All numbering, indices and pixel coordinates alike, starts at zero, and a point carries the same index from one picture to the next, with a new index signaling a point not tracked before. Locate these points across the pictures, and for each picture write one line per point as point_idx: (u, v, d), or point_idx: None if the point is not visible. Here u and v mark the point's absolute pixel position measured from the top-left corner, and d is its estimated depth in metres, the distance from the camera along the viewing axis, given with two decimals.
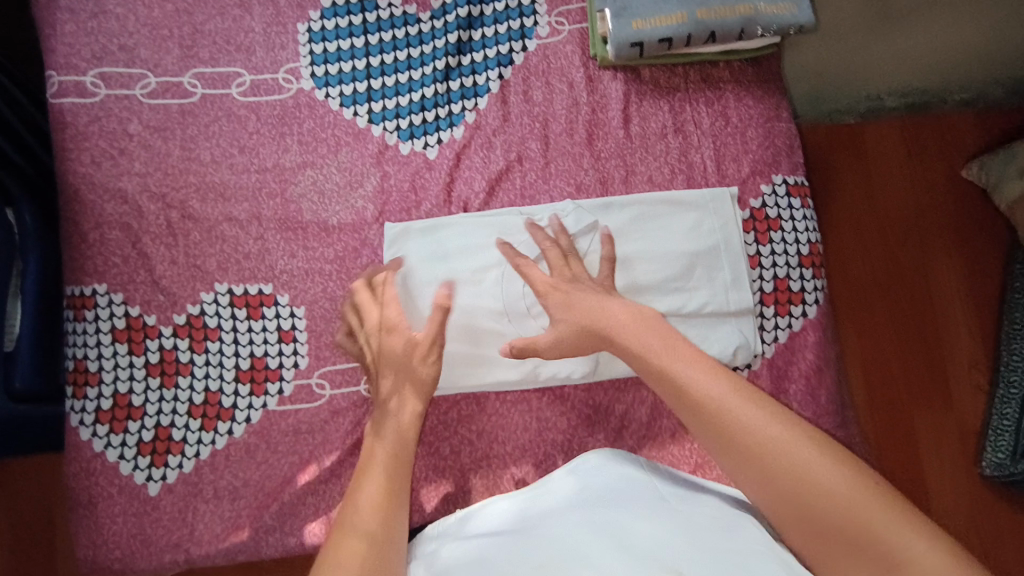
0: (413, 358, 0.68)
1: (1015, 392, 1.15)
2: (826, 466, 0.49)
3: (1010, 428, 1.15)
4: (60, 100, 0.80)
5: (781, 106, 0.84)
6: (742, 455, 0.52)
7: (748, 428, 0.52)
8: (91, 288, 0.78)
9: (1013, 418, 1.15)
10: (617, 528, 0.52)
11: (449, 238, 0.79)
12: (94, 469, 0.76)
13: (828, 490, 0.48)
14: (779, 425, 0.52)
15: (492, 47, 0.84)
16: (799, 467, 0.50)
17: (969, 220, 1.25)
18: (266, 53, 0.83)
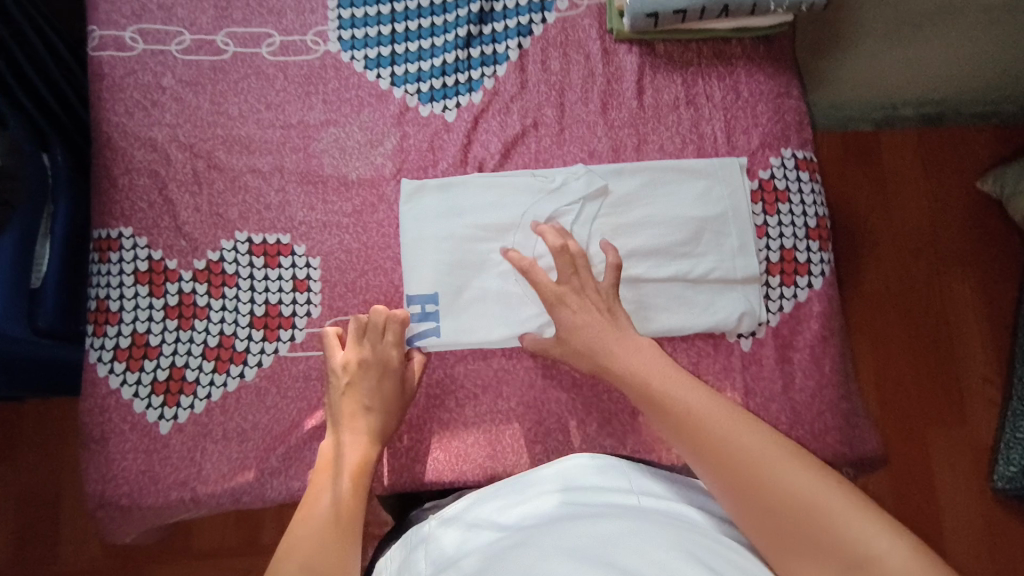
0: (391, 399, 0.73)
1: None
2: (791, 465, 0.52)
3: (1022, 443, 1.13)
4: (100, 54, 0.85)
5: (792, 84, 0.86)
6: (712, 459, 0.55)
7: (719, 434, 0.56)
8: (117, 231, 0.81)
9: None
10: (602, 540, 0.48)
11: (465, 195, 0.81)
12: (108, 406, 0.78)
13: (792, 486, 0.51)
14: (752, 431, 0.56)
15: (513, 19, 0.87)
16: (767, 466, 0.53)
17: (980, 229, 1.25)
18: (296, 16, 0.87)
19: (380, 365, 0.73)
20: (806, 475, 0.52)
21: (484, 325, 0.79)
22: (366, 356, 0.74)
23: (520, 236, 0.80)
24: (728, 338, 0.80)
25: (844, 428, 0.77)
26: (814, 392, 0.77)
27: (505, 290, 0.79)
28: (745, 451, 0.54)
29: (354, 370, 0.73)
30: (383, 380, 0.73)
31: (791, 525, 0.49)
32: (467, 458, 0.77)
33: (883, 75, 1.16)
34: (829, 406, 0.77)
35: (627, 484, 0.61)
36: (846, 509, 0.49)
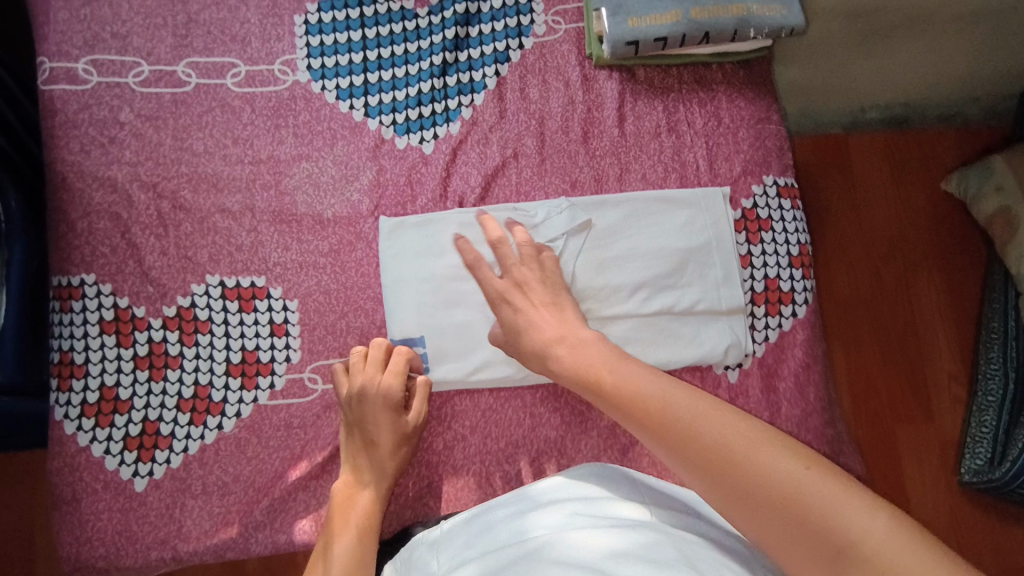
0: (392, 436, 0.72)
1: (992, 400, 1.18)
2: (733, 431, 0.53)
3: (988, 436, 1.17)
4: (51, 88, 0.80)
5: (771, 108, 0.85)
6: (668, 439, 0.55)
7: (672, 413, 0.56)
8: (79, 278, 0.77)
9: (990, 425, 1.17)
10: (611, 551, 0.49)
11: (448, 232, 0.79)
12: (78, 464, 0.74)
13: (741, 455, 0.50)
14: (702, 407, 0.56)
15: (489, 44, 0.84)
16: (720, 439, 0.52)
17: (947, 232, 1.29)
18: (262, 44, 0.82)
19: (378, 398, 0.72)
20: (751, 442, 0.51)
21: (472, 364, 0.77)
22: (360, 392, 0.73)
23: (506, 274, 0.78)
24: (714, 370, 0.80)
25: (829, 454, 0.77)
26: (799, 421, 0.78)
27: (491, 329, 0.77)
28: (698, 428, 0.54)
29: (353, 405, 0.73)
30: (381, 417, 0.72)
31: (747, 495, 0.49)
32: (457, 502, 0.76)
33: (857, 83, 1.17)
34: (815, 433, 0.77)
35: (637, 495, 0.61)
36: (793, 468, 0.48)
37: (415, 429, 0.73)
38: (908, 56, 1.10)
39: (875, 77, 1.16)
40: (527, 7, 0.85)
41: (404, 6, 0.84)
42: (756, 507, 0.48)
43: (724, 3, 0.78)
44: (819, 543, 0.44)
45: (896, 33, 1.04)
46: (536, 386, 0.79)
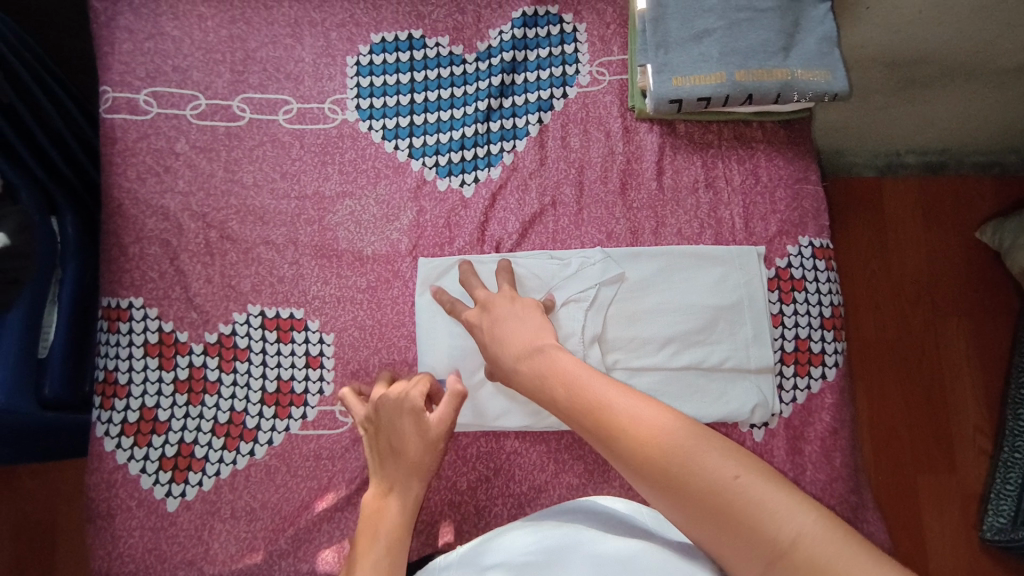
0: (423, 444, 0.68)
1: (1019, 458, 1.15)
2: (687, 436, 0.55)
3: (1012, 494, 1.15)
4: (112, 116, 0.84)
5: (810, 168, 0.86)
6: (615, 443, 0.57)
7: (619, 417, 0.58)
8: (127, 301, 0.80)
9: (1016, 483, 1.15)
10: (616, 557, 0.56)
11: (485, 277, 0.81)
12: (115, 481, 0.77)
13: (691, 461, 0.53)
14: (648, 412, 0.58)
15: (534, 92, 0.86)
16: (665, 444, 0.55)
17: (980, 283, 1.28)
18: (314, 83, 0.85)
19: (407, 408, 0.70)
20: (702, 448, 0.53)
21: (498, 409, 0.78)
22: (382, 410, 0.71)
23: None
24: (739, 428, 0.80)
25: (853, 521, 0.77)
26: (823, 486, 0.77)
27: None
28: (645, 432, 0.56)
29: (375, 424, 0.71)
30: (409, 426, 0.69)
31: (697, 502, 0.51)
32: None
33: (890, 129, 1.20)
34: (839, 499, 0.77)
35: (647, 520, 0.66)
36: (731, 473, 0.51)
37: (442, 436, 0.68)
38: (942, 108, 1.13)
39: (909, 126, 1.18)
40: (573, 57, 0.87)
41: (453, 52, 0.87)
42: (705, 513, 0.51)
43: (769, 67, 0.79)
44: (757, 546, 0.48)
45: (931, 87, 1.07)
46: (561, 433, 0.80)
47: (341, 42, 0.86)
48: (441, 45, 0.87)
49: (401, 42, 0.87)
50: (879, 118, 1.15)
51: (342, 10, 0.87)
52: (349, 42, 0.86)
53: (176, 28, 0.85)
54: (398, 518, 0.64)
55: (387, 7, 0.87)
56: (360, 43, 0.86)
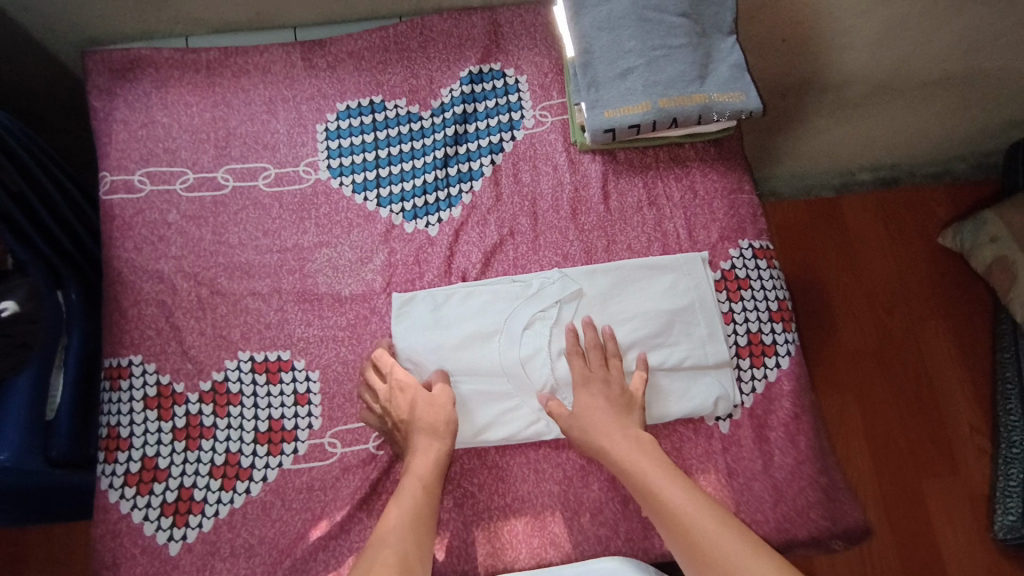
0: (443, 422, 0.79)
1: (1017, 452, 1.18)
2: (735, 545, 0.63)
3: (1017, 490, 1.16)
4: (110, 197, 0.93)
5: (742, 179, 0.95)
6: (684, 542, 0.66)
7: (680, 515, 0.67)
8: (127, 359, 0.87)
9: (1018, 479, 1.16)
10: None
11: (452, 304, 0.87)
12: (119, 530, 0.81)
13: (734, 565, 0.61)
14: (716, 524, 0.65)
15: (485, 138, 0.96)
16: (726, 556, 0.62)
17: (953, 287, 1.36)
18: (289, 150, 0.96)
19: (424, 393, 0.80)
20: (748, 558, 0.61)
21: (478, 425, 0.82)
22: (393, 386, 0.81)
23: (508, 340, 0.84)
24: (706, 422, 0.84)
25: (825, 502, 0.80)
26: (792, 469, 0.81)
27: (496, 393, 0.83)
28: (712, 542, 0.64)
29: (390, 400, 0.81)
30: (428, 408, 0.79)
31: None
32: (468, 559, 0.79)
33: (815, 130, 1.26)
34: (808, 481, 0.80)
35: None
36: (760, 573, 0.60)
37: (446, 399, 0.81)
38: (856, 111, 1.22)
39: (830, 125, 1.25)
40: (517, 105, 0.98)
41: (410, 111, 0.97)
42: None
43: (688, 93, 0.89)
44: None
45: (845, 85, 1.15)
46: (538, 444, 0.84)
47: (312, 113, 0.97)
48: (400, 106, 0.98)
49: (364, 107, 0.98)
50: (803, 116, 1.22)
51: (310, 86, 0.99)
52: (318, 112, 0.97)
53: (165, 116, 0.97)
54: (425, 470, 0.75)
55: (350, 79, 0.99)
56: (328, 112, 0.97)
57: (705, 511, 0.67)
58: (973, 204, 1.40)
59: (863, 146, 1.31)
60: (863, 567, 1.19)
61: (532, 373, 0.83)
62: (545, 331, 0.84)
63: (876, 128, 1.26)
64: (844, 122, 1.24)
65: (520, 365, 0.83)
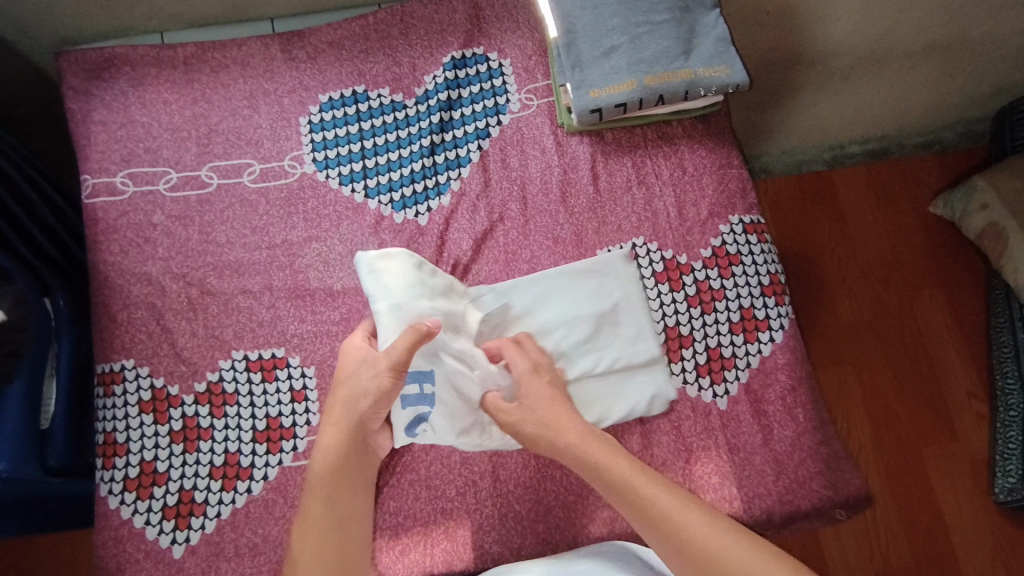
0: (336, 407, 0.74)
1: (1014, 415, 1.19)
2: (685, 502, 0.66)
3: (1016, 453, 1.17)
4: (93, 200, 0.92)
5: (731, 155, 0.94)
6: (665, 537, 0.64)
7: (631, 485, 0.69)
8: (120, 363, 0.86)
9: (1017, 442, 1.17)
10: None
11: (425, 278, 0.80)
12: (121, 536, 0.80)
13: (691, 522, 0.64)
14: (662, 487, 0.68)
15: (471, 124, 0.95)
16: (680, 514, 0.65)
17: (946, 255, 1.36)
18: (273, 144, 0.94)
19: (342, 380, 0.76)
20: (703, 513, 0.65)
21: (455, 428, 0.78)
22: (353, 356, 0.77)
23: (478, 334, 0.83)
24: (703, 399, 0.84)
25: (826, 472, 0.80)
26: (791, 442, 0.82)
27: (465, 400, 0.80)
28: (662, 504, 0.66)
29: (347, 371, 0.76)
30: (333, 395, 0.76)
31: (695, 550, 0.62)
32: (474, 546, 0.79)
33: (803, 103, 1.25)
34: (808, 452, 0.81)
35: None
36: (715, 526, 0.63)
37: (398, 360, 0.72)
38: (844, 82, 1.21)
39: (819, 97, 1.24)
40: (502, 89, 0.96)
41: (394, 100, 0.96)
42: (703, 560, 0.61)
43: (673, 69, 0.88)
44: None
45: (832, 56, 1.14)
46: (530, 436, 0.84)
47: (294, 106, 0.96)
48: (383, 96, 0.96)
49: (346, 98, 0.96)
50: (791, 90, 1.21)
51: (291, 78, 0.97)
52: (300, 105, 0.96)
53: (144, 116, 0.95)
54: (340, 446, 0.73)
55: (331, 70, 0.97)
56: (310, 104, 0.96)
57: (681, 502, 0.66)
58: (963, 171, 1.40)
59: (852, 116, 1.30)
60: (867, 536, 1.20)
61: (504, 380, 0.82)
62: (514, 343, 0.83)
63: (864, 98, 1.25)
64: (832, 93, 1.23)
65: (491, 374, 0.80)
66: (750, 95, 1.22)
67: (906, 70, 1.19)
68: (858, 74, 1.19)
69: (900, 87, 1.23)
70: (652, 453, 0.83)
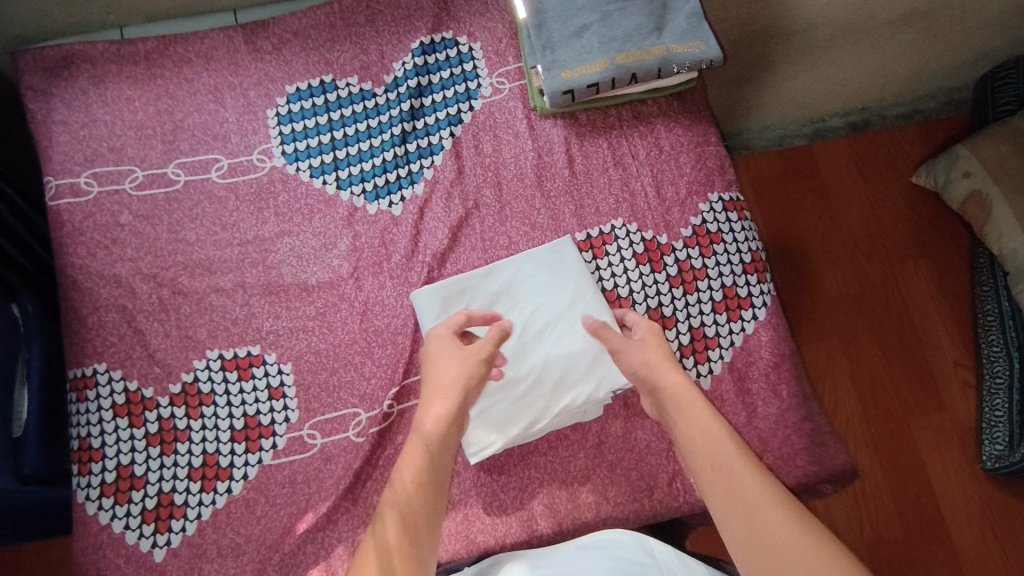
0: (459, 372, 0.73)
1: (1001, 382, 1.19)
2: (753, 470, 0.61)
3: (1003, 420, 1.18)
4: (57, 203, 0.90)
5: (708, 132, 0.93)
6: (731, 511, 0.59)
7: (710, 436, 0.65)
8: (91, 368, 0.84)
9: (1004, 408, 1.18)
10: None
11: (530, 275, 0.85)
12: (101, 542, 0.79)
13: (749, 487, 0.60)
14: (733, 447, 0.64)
15: (443, 110, 0.93)
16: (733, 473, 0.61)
17: (930, 225, 1.36)
18: (240, 139, 0.92)
19: (444, 358, 0.75)
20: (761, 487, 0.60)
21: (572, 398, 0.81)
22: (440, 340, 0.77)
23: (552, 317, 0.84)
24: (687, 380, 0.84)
25: (811, 447, 0.80)
26: (776, 419, 0.81)
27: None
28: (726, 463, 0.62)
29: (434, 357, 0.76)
30: (442, 362, 0.74)
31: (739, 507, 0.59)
32: (459, 537, 0.78)
33: (782, 77, 1.24)
34: (793, 429, 0.81)
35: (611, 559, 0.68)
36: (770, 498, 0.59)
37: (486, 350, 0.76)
38: (823, 54, 1.19)
39: (798, 71, 1.22)
40: (473, 73, 0.95)
41: (363, 88, 0.94)
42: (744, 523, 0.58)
43: (645, 47, 0.86)
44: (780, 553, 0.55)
45: (808, 28, 1.12)
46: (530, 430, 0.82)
47: (260, 99, 0.94)
48: (352, 84, 0.94)
49: (314, 88, 0.94)
50: (770, 64, 1.20)
51: (256, 70, 0.95)
52: (267, 97, 0.94)
53: (107, 114, 0.93)
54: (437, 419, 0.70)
55: (297, 60, 0.95)
56: (277, 96, 0.94)
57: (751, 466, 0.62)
58: (945, 141, 1.39)
59: (833, 89, 1.29)
60: (858, 508, 1.20)
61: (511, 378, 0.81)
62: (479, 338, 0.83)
63: (844, 71, 1.24)
64: (811, 66, 1.22)
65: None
66: (729, 71, 1.20)
67: (885, 40, 1.18)
68: (837, 45, 1.17)
69: (879, 57, 1.22)
70: (636, 436, 0.83)
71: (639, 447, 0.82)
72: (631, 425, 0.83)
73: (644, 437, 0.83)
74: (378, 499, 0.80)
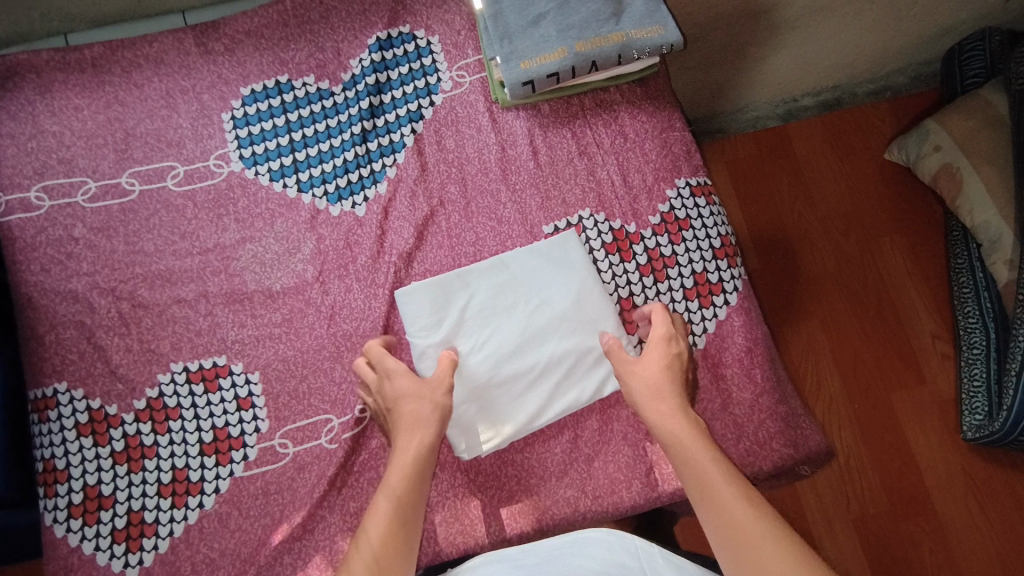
0: (426, 411, 0.73)
1: (978, 352, 1.20)
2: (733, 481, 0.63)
3: (981, 390, 1.18)
4: (7, 218, 0.87)
5: (673, 117, 0.92)
6: (718, 526, 0.60)
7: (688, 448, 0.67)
8: (52, 388, 0.82)
9: (982, 378, 1.18)
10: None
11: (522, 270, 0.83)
12: (71, 564, 0.77)
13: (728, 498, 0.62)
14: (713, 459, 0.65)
15: (403, 106, 0.91)
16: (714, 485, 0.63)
17: (904, 201, 1.36)
18: (195, 144, 0.90)
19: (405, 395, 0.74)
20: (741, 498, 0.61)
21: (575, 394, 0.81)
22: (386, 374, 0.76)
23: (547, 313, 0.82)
24: None
25: (786, 430, 0.80)
26: (751, 403, 0.81)
27: (470, 389, 0.80)
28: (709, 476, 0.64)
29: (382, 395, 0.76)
30: (406, 400, 0.73)
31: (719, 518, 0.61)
32: (438, 539, 0.78)
33: (750, 60, 1.23)
34: (768, 413, 0.81)
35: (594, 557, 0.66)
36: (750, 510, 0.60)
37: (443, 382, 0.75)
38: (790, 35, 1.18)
39: (765, 53, 1.21)
40: (433, 68, 0.93)
41: (321, 87, 0.92)
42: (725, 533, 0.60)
43: (604, 33, 0.85)
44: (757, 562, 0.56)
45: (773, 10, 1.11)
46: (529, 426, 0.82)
47: (214, 102, 0.91)
48: (309, 84, 0.92)
49: (270, 89, 0.92)
50: (737, 47, 1.18)
51: (209, 73, 0.92)
52: (221, 100, 0.91)
53: (54, 124, 0.90)
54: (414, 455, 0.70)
55: (251, 61, 0.92)
56: (231, 99, 0.91)
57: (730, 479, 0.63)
58: (915, 116, 1.39)
59: (801, 68, 1.28)
60: (843, 485, 1.21)
61: (516, 372, 0.80)
62: (485, 332, 0.81)
63: (811, 50, 1.23)
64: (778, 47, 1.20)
65: (496, 360, 0.80)
66: (697, 56, 1.19)
67: (850, 18, 1.17)
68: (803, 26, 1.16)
69: (845, 35, 1.21)
70: (612, 428, 0.82)
71: (616, 440, 0.82)
72: (608, 417, 0.83)
73: (620, 428, 0.82)
74: (355, 505, 0.78)
